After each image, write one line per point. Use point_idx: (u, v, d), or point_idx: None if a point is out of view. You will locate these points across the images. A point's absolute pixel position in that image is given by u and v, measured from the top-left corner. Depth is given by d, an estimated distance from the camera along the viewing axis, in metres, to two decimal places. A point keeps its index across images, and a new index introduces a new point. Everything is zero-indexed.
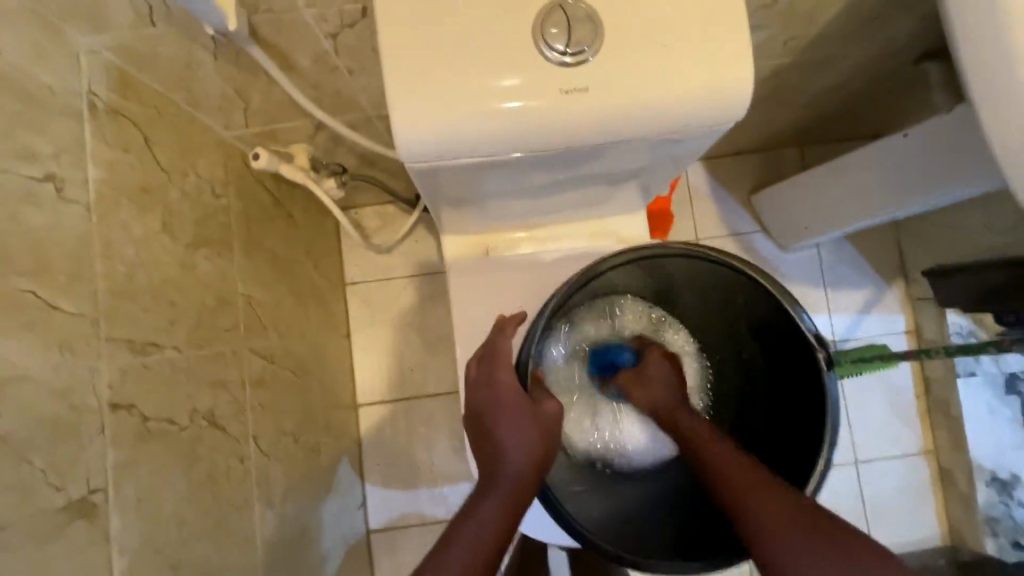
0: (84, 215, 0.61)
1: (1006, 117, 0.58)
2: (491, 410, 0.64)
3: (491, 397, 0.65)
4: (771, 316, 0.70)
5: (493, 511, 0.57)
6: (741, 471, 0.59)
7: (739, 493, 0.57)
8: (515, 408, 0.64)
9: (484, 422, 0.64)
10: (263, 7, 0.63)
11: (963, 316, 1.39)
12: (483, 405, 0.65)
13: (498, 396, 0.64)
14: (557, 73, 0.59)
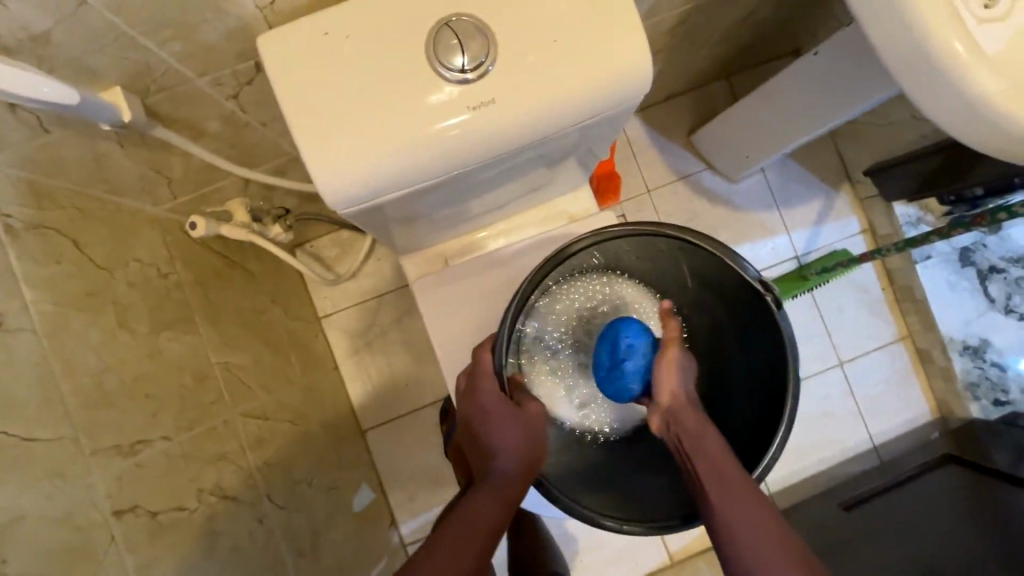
0: (35, 339, 0.61)
1: (894, 33, 0.62)
2: (480, 417, 0.67)
3: (482, 406, 0.67)
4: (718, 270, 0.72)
5: (487, 506, 0.60)
6: (718, 479, 0.62)
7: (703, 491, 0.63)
8: (504, 415, 0.67)
9: (476, 428, 0.67)
10: (154, 88, 0.61)
11: (910, 205, 1.46)
12: (472, 413, 0.68)
13: (482, 404, 0.67)
14: (460, 92, 0.59)
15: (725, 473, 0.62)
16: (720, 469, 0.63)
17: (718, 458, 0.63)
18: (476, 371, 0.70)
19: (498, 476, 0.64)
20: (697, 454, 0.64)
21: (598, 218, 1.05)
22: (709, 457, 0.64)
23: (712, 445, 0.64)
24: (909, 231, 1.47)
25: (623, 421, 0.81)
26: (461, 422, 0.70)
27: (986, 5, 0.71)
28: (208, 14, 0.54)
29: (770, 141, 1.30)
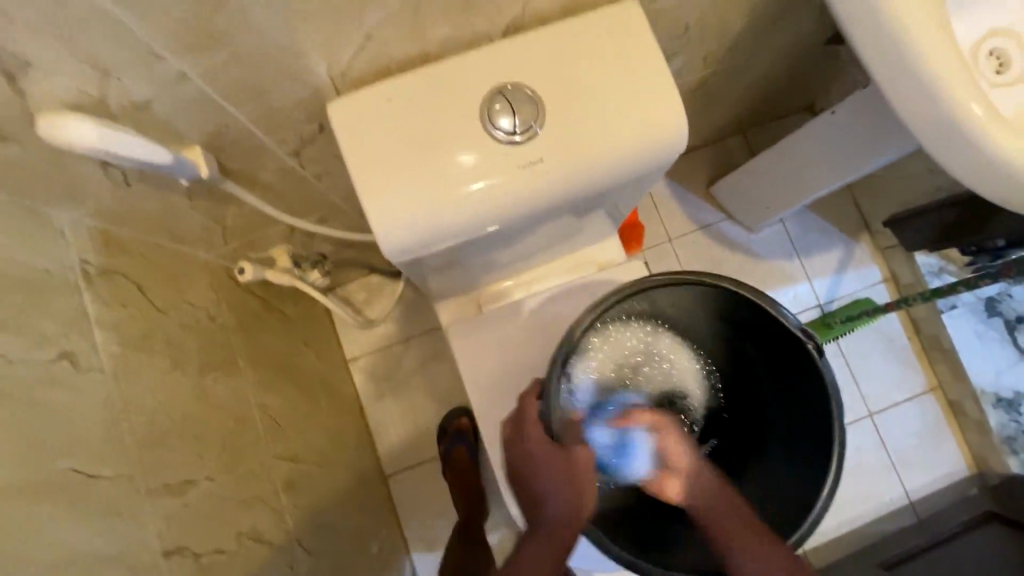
0: (103, 379, 0.64)
1: (909, 99, 0.67)
2: (528, 464, 0.68)
3: (528, 454, 0.68)
4: (757, 318, 0.73)
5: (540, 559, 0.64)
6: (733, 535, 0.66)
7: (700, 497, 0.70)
8: (549, 466, 0.68)
9: (524, 476, 0.69)
10: (228, 147, 0.67)
11: (931, 256, 1.48)
12: (519, 462, 0.69)
13: (528, 450, 0.68)
14: (511, 152, 0.64)
15: (742, 526, 0.66)
16: (736, 522, 0.66)
17: (732, 505, 0.68)
18: (521, 418, 0.71)
19: (550, 524, 0.66)
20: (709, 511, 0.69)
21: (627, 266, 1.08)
22: (723, 515, 0.67)
23: (723, 496, 0.69)
24: (931, 280, 1.49)
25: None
26: (508, 468, 0.71)
27: (998, 69, 0.76)
28: (288, 85, 0.60)
29: (792, 193, 1.34)
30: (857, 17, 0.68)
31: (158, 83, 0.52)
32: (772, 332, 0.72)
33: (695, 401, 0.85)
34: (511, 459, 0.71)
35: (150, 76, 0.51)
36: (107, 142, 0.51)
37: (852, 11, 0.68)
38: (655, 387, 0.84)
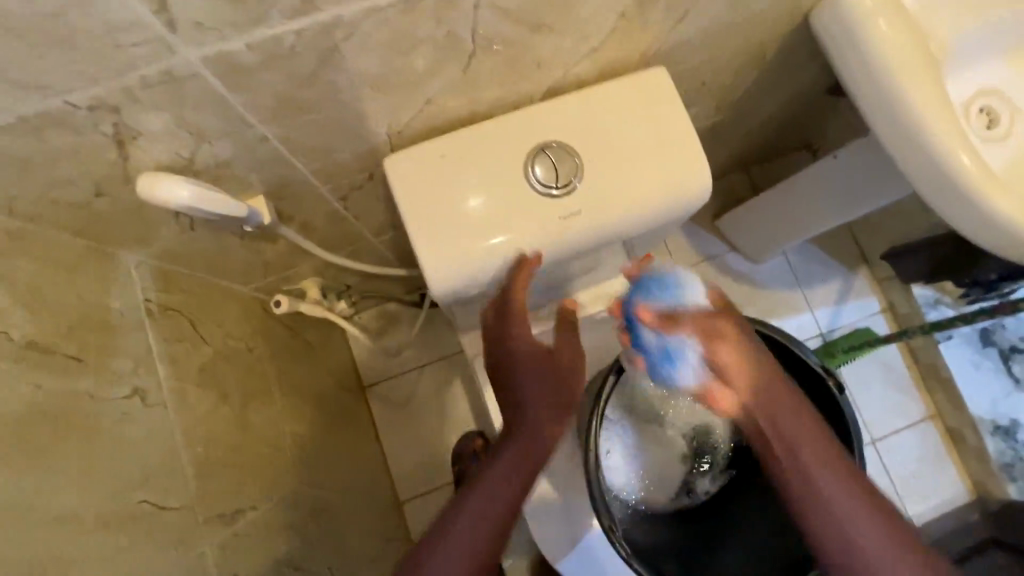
0: (165, 413, 0.67)
1: (911, 158, 0.73)
2: (510, 363, 0.71)
3: (513, 348, 0.71)
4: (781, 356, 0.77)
5: (510, 456, 0.67)
6: (843, 503, 0.56)
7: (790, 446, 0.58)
8: (533, 360, 0.71)
9: (506, 359, 0.71)
10: (286, 194, 0.72)
11: (927, 288, 1.55)
12: (503, 359, 0.72)
13: (511, 352, 0.71)
14: (551, 204, 0.69)
15: (848, 488, 0.57)
16: (843, 485, 0.57)
17: (835, 457, 0.58)
18: (507, 289, 0.70)
19: (529, 434, 0.68)
20: (809, 468, 0.57)
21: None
22: (830, 477, 0.57)
23: (826, 446, 0.58)
24: (929, 311, 1.56)
25: (689, 489, 0.83)
26: (490, 366, 0.74)
27: (988, 126, 0.82)
28: (350, 142, 0.65)
29: (796, 229, 1.41)
30: (865, 82, 0.74)
31: (242, 145, 0.57)
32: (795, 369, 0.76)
33: (717, 434, 0.83)
34: (490, 323, 0.73)
35: (236, 140, 0.55)
36: (195, 198, 0.55)
37: (860, 77, 0.75)
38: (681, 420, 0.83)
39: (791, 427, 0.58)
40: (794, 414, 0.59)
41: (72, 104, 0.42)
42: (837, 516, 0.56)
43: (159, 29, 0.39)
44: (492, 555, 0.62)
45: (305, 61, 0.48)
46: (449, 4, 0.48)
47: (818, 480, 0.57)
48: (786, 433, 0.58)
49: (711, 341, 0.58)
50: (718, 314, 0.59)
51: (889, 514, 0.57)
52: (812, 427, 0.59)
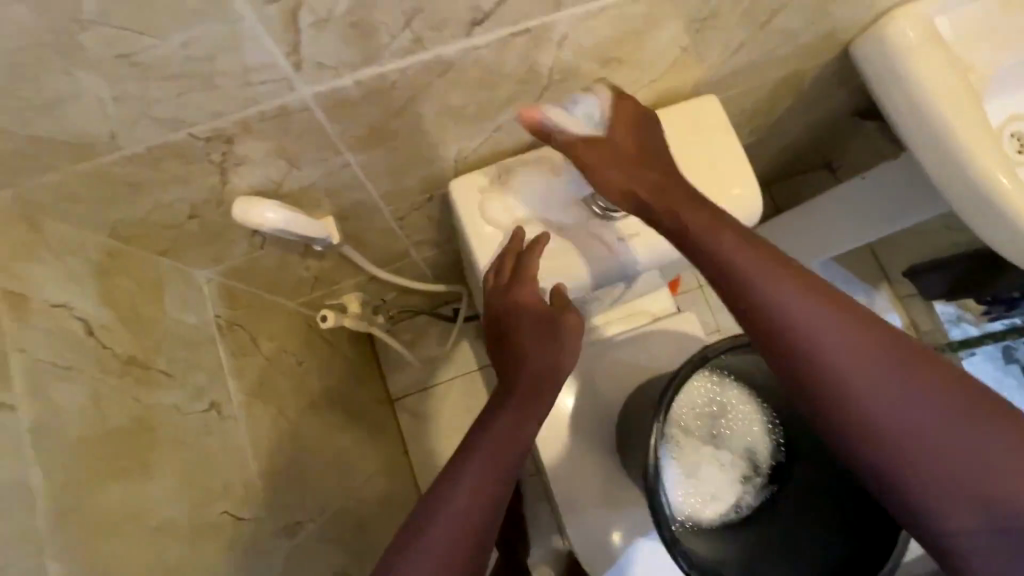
0: (237, 426, 0.69)
1: (951, 184, 0.75)
2: (510, 317, 0.66)
3: (518, 306, 0.66)
4: None
5: (509, 419, 0.59)
6: (877, 385, 0.43)
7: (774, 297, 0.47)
8: (538, 324, 0.65)
9: (509, 324, 0.66)
10: (351, 216, 0.75)
11: (949, 304, 1.56)
12: (505, 313, 0.66)
13: (514, 302, 0.66)
14: (609, 228, 0.71)
15: (888, 363, 0.44)
16: (870, 363, 0.44)
17: (858, 322, 0.45)
18: (518, 271, 0.67)
19: (523, 399, 0.61)
20: (822, 340, 0.45)
21: (677, 317, 0.96)
22: (853, 352, 0.44)
23: (838, 307, 0.46)
24: (952, 328, 1.56)
25: (737, 506, 0.78)
26: (490, 323, 0.68)
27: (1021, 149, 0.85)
28: (420, 167, 0.68)
29: (809, 253, 1.31)
30: (904, 110, 0.77)
31: (326, 171, 0.60)
32: None
33: (763, 452, 0.80)
34: (499, 290, 0.67)
35: (322, 167, 0.59)
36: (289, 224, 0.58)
37: (899, 106, 0.77)
38: (730, 437, 0.81)
39: (784, 298, 0.46)
40: (774, 275, 0.48)
41: (194, 135, 0.45)
42: (872, 405, 0.43)
43: (287, 69, 0.42)
44: (491, 520, 0.53)
45: (400, 95, 0.51)
46: (536, 43, 0.51)
47: (829, 347, 0.45)
48: (778, 306, 0.46)
49: (625, 154, 0.59)
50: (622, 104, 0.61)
51: (952, 380, 0.43)
52: (809, 288, 0.47)
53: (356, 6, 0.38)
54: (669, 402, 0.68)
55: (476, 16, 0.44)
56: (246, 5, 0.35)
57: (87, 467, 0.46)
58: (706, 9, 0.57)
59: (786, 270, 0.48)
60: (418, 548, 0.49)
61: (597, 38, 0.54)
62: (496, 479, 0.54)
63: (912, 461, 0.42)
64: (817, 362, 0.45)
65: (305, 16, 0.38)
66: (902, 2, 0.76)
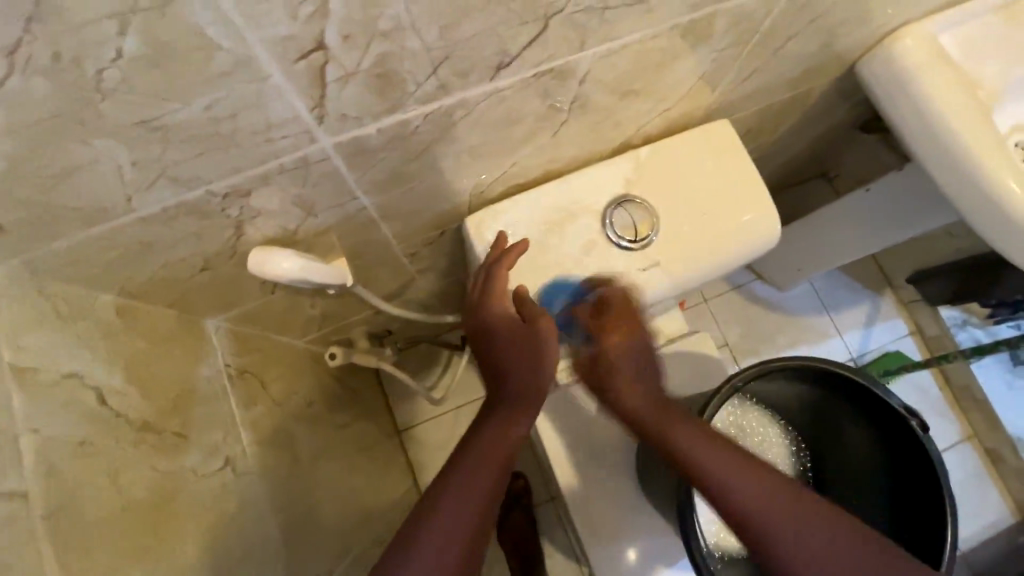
0: (254, 481, 0.66)
1: (965, 201, 0.74)
2: (484, 334, 0.63)
3: (491, 323, 0.63)
4: (859, 397, 0.72)
5: (497, 427, 0.58)
6: (761, 509, 0.51)
7: (673, 441, 0.58)
8: (513, 334, 0.62)
9: (491, 342, 0.62)
10: (363, 255, 0.73)
11: (955, 308, 1.52)
12: (477, 331, 0.64)
13: (485, 320, 0.63)
14: (629, 258, 0.69)
15: (768, 496, 0.51)
16: (757, 493, 0.52)
17: (743, 461, 0.54)
18: (487, 281, 0.64)
19: (511, 399, 0.61)
20: (715, 484, 0.54)
21: (695, 338, 0.94)
22: (738, 484, 0.53)
23: (739, 464, 0.54)
24: (958, 332, 1.52)
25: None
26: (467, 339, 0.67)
27: None
28: (435, 205, 0.66)
29: (823, 260, 1.27)
30: (912, 128, 0.77)
31: (343, 215, 0.58)
32: (874, 411, 0.71)
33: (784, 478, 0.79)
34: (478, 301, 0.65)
35: (340, 211, 0.57)
36: (313, 271, 0.56)
37: (909, 123, 0.77)
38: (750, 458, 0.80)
39: (702, 454, 0.56)
40: (681, 425, 0.59)
41: (212, 192, 0.43)
42: (777, 528, 0.50)
43: (309, 121, 0.40)
44: (481, 533, 0.52)
45: (420, 139, 0.49)
46: (558, 82, 0.50)
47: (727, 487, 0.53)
48: (687, 449, 0.56)
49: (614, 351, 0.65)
50: (606, 329, 0.65)
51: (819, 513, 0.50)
52: (703, 436, 0.57)
53: (385, 57, 0.37)
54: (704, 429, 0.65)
55: (503, 60, 0.43)
56: (274, 63, 0.33)
57: (104, 552, 0.43)
58: (724, 40, 0.56)
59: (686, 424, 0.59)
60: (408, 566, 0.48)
61: (617, 73, 0.53)
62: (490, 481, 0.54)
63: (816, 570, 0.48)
64: (718, 490, 0.53)
65: (332, 70, 0.36)
66: (906, 21, 0.77)
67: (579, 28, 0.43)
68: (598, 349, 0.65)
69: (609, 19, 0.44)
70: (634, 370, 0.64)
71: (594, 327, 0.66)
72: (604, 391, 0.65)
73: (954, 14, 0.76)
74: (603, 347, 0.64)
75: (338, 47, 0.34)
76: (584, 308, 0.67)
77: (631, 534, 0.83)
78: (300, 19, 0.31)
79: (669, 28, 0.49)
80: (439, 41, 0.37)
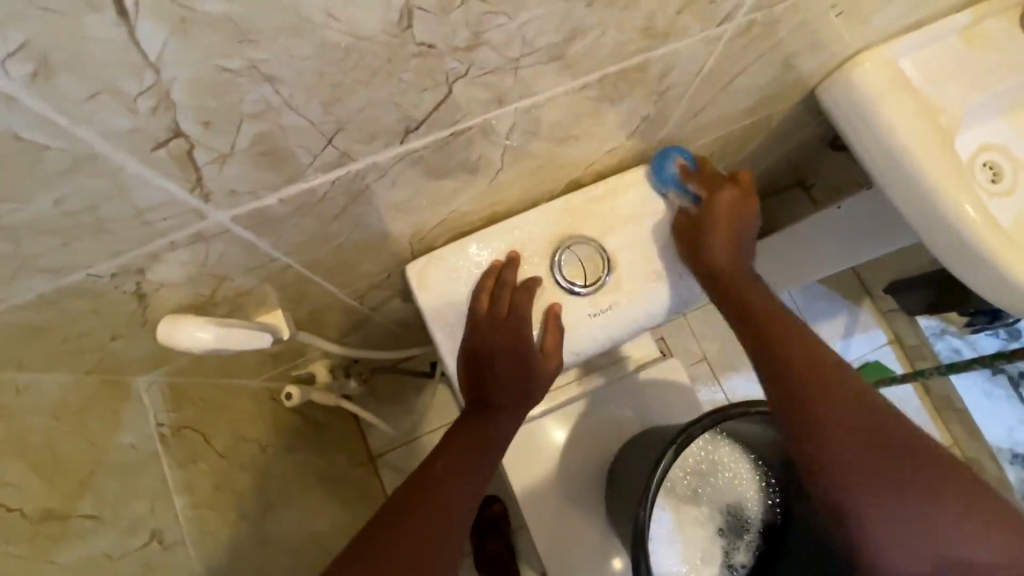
0: (186, 550, 0.62)
1: (926, 231, 0.72)
2: (491, 358, 0.64)
3: (494, 348, 0.64)
4: None
5: (458, 454, 0.62)
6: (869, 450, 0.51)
7: (779, 360, 0.58)
8: (516, 364, 0.65)
9: (492, 365, 0.65)
10: (303, 304, 0.69)
11: (933, 317, 1.50)
12: (489, 353, 0.64)
13: (503, 348, 0.64)
14: (581, 302, 0.67)
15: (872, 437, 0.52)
16: (860, 430, 0.52)
17: (858, 399, 0.54)
18: (512, 309, 0.64)
19: (475, 427, 0.64)
20: (822, 404, 0.54)
21: (662, 368, 0.90)
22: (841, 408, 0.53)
23: (845, 390, 0.54)
24: (936, 341, 1.50)
25: (731, 566, 0.74)
26: (465, 355, 0.66)
27: (994, 179, 0.82)
28: (374, 253, 0.63)
29: (801, 274, 1.23)
30: (873, 156, 0.74)
31: (265, 275, 0.54)
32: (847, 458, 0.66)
33: (753, 509, 0.75)
34: (482, 325, 0.65)
35: (261, 272, 0.53)
36: (231, 341, 0.52)
37: (869, 150, 0.74)
38: (719, 494, 0.75)
39: (836, 408, 0.53)
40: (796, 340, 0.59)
41: (95, 275, 0.40)
42: (851, 462, 0.51)
43: (193, 202, 0.37)
44: (431, 545, 0.53)
45: (334, 202, 0.46)
46: (483, 138, 0.47)
47: (826, 418, 0.53)
48: (801, 365, 0.57)
49: (716, 224, 0.65)
50: (717, 187, 0.66)
51: (903, 463, 0.51)
52: (824, 356, 0.57)
53: (263, 137, 0.33)
54: (667, 464, 0.65)
55: (408, 125, 0.39)
56: (126, 155, 0.30)
57: None
58: (664, 83, 0.53)
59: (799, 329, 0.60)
60: (360, 552, 0.52)
61: (548, 123, 0.50)
62: (445, 497, 0.57)
63: (882, 516, 0.50)
64: (813, 417, 0.54)
65: (201, 155, 0.32)
66: (866, 46, 0.74)
67: (491, 88, 0.40)
68: (707, 210, 0.66)
69: (524, 76, 0.40)
70: (738, 229, 0.66)
71: (704, 190, 0.67)
72: (693, 249, 0.66)
73: (915, 38, 0.73)
74: (712, 208, 0.65)
75: (201, 133, 0.31)
76: (696, 176, 0.68)
77: (608, 567, 0.83)
78: (142, 112, 0.27)
79: (598, 78, 0.46)
80: (325, 116, 0.34)
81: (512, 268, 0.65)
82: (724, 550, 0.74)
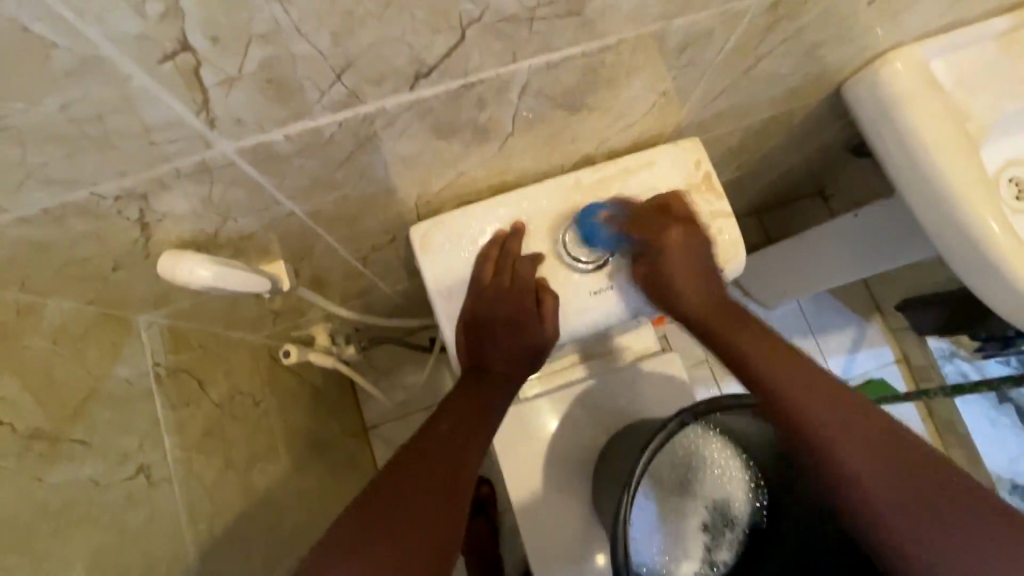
0: (171, 488, 0.63)
1: (942, 240, 0.70)
2: (492, 323, 0.66)
3: (494, 315, 0.65)
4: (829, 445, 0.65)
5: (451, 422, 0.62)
6: (899, 476, 0.47)
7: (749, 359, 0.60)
8: (515, 330, 0.66)
9: (492, 331, 0.66)
10: (306, 259, 0.69)
11: (942, 339, 1.46)
12: (490, 319, 0.66)
13: (504, 316, 0.65)
14: (583, 279, 0.67)
15: (912, 473, 0.47)
16: (838, 410, 0.52)
17: (823, 383, 0.55)
18: (515, 280, 0.64)
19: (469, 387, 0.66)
20: (784, 383, 0.56)
21: (659, 359, 0.89)
22: (855, 439, 0.50)
23: (808, 375, 0.56)
24: (944, 364, 1.47)
25: (715, 563, 0.74)
26: (465, 321, 0.66)
27: (1017, 195, 0.80)
28: (378, 210, 0.63)
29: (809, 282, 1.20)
30: (894, 157, 0.72)
31: (268, 220, 0.54)
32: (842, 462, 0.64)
33: (738, 507, 0.74)
34: (483, 293, 0.65)
35: (264, 216, 0.53)
36: (229, 281, 0.52)
37: (892, 152, 0.73)
38: (705, 489, 0.74)
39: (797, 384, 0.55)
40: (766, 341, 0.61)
41: (99, 195, 0.40)
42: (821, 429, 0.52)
43: (198, 127, 0.37)
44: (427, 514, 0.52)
45: (342, 147, 0.46)
46: (494, 97, 0.47)
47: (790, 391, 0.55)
48: (760, 358, 0.59)
49: (674, 265, 0.65)
50: (665, 224, 0.66)
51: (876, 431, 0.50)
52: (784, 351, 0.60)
53: (270, 63, 0.33)
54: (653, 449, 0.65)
55: (419, 70, 0.39)
56: (134, 65, 0.30)
57: None
58: (683, 58, 0.52)
59: (806, 370, 0.56)
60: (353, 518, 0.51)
61: (562, 88, 0.50)
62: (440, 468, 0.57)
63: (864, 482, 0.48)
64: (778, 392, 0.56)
65: (208, 75, 0.32)
66: (897, 44, 0.72)
67: (505, 39, 0.39)
68: (660, 255, 0.66)
69: (539, 31, 0.40)
70: (694, 263, 0.66)
71: (649, 234, 0.65)
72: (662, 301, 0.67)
73: (949, 40, 0.72)
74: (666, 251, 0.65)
75: (208, 50, 0.31)
76: (636, 217, 0.66)
77: (590, 552, 0.82)
78: (150, 18, 0.28)
79: (616, 43, 0.46)
80: (333, 47, 0.34)
81: (518, 239, 0.65)
82: (706, 545, 0.74)
